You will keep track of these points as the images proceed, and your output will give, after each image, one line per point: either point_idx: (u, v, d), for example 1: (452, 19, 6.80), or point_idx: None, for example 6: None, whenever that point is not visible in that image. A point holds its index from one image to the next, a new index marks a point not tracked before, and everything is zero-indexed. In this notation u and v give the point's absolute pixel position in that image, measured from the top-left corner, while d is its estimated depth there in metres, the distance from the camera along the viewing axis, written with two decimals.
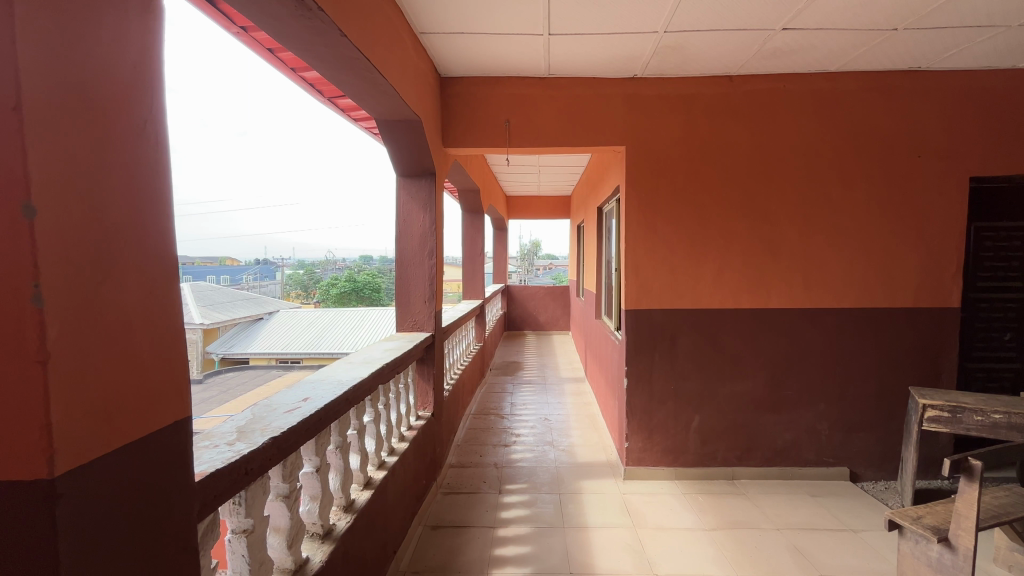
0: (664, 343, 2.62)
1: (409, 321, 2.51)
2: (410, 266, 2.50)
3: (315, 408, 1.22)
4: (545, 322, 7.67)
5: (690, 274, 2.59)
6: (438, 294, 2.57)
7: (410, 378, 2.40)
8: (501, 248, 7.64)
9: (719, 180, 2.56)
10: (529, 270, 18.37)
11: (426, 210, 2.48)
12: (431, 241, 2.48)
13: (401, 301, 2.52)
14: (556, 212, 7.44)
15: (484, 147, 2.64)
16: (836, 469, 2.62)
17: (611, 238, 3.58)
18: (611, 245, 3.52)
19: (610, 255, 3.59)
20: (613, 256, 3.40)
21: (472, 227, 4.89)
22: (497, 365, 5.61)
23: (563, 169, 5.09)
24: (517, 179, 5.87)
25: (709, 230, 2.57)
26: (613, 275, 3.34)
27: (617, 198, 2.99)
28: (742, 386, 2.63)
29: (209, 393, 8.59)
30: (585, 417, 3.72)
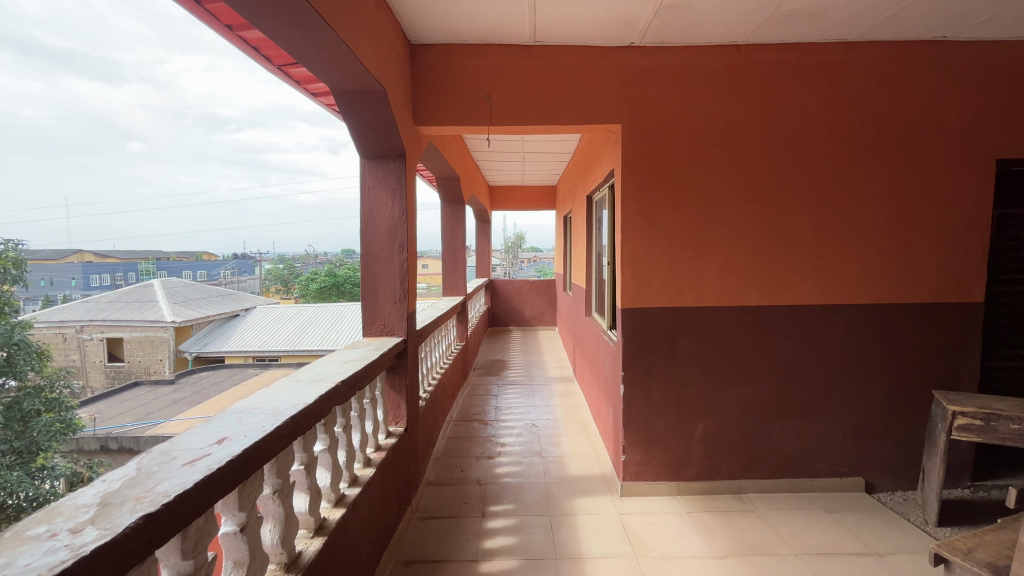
0: (664, 345, 2.36)
1: (378, 326, 2.21)
2: (378, 263, 2.19)
3: (230, 454, 0.91)
4: (531, 317, 7.41)
5: (693, 269, 2.33)
6: (411, 295, 2.26)
7: (379, 390, 2.10)
8: (484, 241, 7.33)
9: (724, 164, 2.30)
10: (513, 263, 18.10)
11: (395, 199, 2.16)
12: (401, 234, 2.17)
13: (368, 301, 2.21)
14: (542, 203, 7.15)
15: (461, 126, 2.33)
16: (850, 480, 2.40)
17: (602, 228, 3.31)
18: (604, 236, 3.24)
19: (602, 248, 3.32)
20: (605, 249, 3.12)
21: (452, 218, 4.56)
22: (480, 364, 5.32)
23: (549, 156, 4.79)
24: (499, 167, 5.55)
25: (713, 220, 2.31)
26: (606, 268, 3.08)
27: (611, 183, 2.70)
28: (749, 391, 2.38)
29: (181, 395, 8.37)
30: (575, 422, 3.47)
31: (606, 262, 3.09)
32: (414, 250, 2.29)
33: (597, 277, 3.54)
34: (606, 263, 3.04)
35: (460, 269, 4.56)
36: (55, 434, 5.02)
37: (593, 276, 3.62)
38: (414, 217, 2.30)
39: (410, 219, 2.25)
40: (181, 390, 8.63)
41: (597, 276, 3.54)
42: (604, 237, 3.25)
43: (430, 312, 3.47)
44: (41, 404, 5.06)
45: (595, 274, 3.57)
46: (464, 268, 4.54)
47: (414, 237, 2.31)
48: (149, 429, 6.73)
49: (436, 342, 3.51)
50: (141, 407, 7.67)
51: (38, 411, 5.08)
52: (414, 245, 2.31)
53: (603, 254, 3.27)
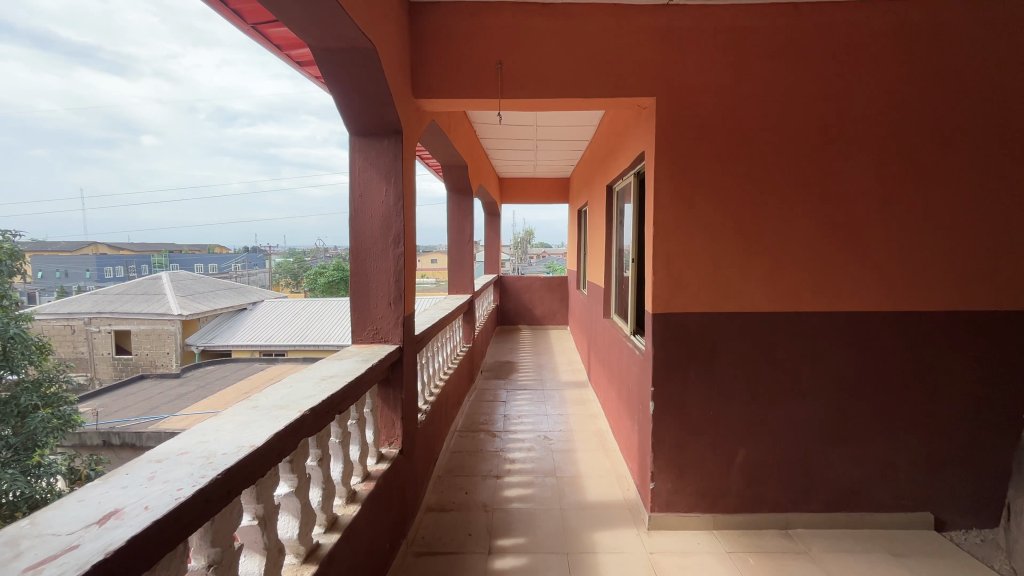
0: (701, 357, 2.03)
1: (369, 332, 1.90)
2: (370, 259, 1.89)
3: (117, 541, 0.62)
4: (541, 315, 7.08)
5: (739, 268, 1.99)
6: (408, 297, 1.95)
7: (369, 407, 1.79)
8: (493, 235, 7.00)
9: (777, 144, 1.96)
10: (522, 259, 17.75)
11: (391, 184, 1.85)
12: (397, 227, 1.86)
13: (357, 303, 1.90)
14: (553, 196, 6.81)
15: (468, 100, 2.01)
16: (917, 515, 2.06)
17: (626, 223, 2.97)
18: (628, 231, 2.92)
19: (625, 245, 2.99)
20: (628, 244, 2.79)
21: (457, 210, 4.19)
22: (488, 366, 5.01)
23: (563, 143, 4.45)
24: (510, 156, 5.23)
25: (762, 210, 1.97)
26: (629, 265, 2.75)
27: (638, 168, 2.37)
28: (800, 411, 2.05)
29: (188, 388, 8.15)
30: (592, 435, 3.15)
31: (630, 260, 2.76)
32: (411, 245, 1.98)
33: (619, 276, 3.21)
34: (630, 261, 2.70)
35: (467, 265, 4.22)
36: (52, 431, 4.78)
37: (615, 274, 3.29)
38: (412, 207, 1.99)
39: (408, 209, 1.94)
40: (187, 382, 8.44)
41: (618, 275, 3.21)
42: (629, 231, 2.91)
43: (433, 312, 3.15)
44: (40, 399, 4.85)
45: (617, 272, 3.25)
46: (472, 263, 4.21)
47: (412, 230, 2.00)
48: (152, 424, 6.53)
49: (439, 345, 3.20)
50: (145, 400, 7.52)
51: (35, 407, 4.86)
52: (413, 240, 2.00)
53: (627, 250, 2.93)
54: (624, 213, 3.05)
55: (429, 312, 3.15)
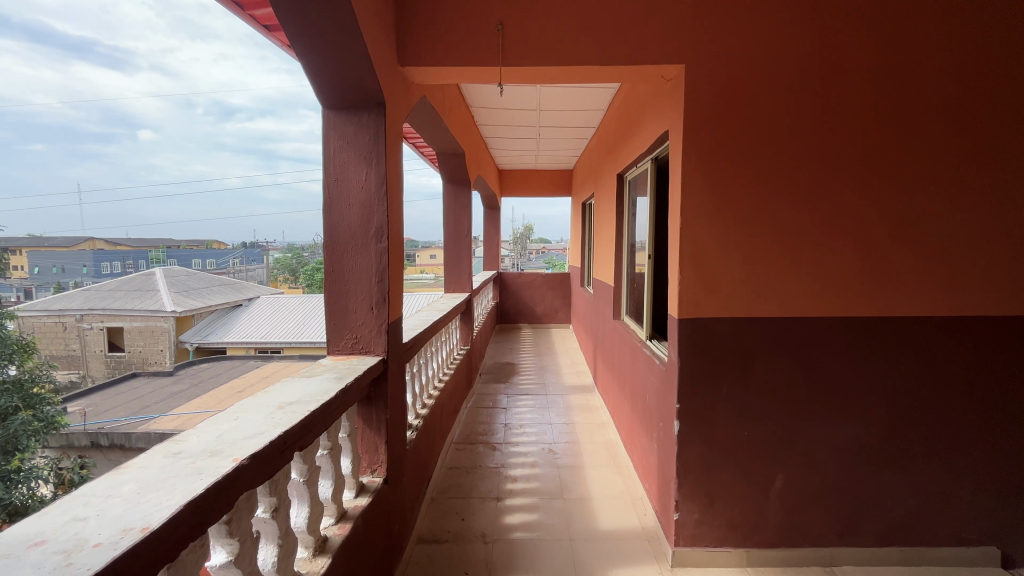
0: (734, 369, 1.75)
1: (348, 342, 1.62)
2: (348, 257, 1.60)
3: None
4: (543, 314, 6.80)
5: (779, 265, 1.71)
6: (392, 300, 1.67)
7: (346, 432, 1.51)
8: (493, 229, 6.72)
9: (825, 120, 1.67)
10: (521, 255, 17.45)
11: (372, 168, 1.56)
12: (379, 218, 1.58)
13: (333, 308, 1.61)
14: (555, 190, 6.52)
15: (463, 70, 1.72)
16: (979, 550, 1.80)
17: (642, 215, 2.69)
18: (644, 223, 2.63)
19: (641, 239, 2.70)
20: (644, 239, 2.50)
21: (454, 202, 3.86)
22: (488, 369, 4.74)
23: (567, 131, 4.16)
24: (511, 146, 4.93)
25: (805, 197, 1.69)
26: (645, 262, 2.46)
27: (661, 150, 2.07)
28: (847, 432, 1.77)
29: (179, 386, 7.85)
30: (600, 448, 2.88)
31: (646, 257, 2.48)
32: (396, 240, 1.69)
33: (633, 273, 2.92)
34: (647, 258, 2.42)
35: (464, 260, 3.90)
36: (33, 434, 4.46)
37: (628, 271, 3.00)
38: (397, 195, 1.70)
39: (392, 198, 1.65)
40: (180, 380, 8.18)
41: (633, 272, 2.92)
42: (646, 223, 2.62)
43: (428, 313, 2.87)
44: (20, 401, 4.60)
45: (630, 269, 2.96)
46: (471, 259, 3.90)
47: (397, 223, 1.71)
48: (142, 424, 6.28)
49: (433, 349, 2.93)
50: (138, 398, 7.27)
51: (15, 409, 4.59)
52: (398, 233, 1.71)
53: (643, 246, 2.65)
54: (640, 204, 2.76)
55: (423, 312, 2.87)
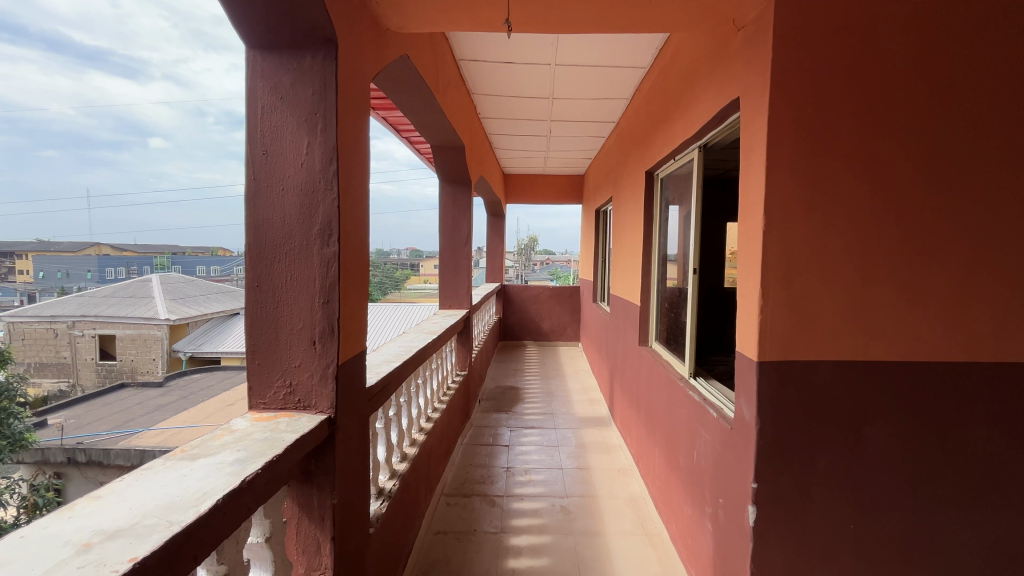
0: (835, 437, 1.22)
1: (278, 393, 1.10)
2: (280, 269, 1.08)
3: None
4: (549, 330, 6.28)
5: (905, 284, 1.19)
6: (347, 332, 1.15)
7: (261, 535, 0.98)
8: (496, 238, 6.23)
9: (966, 82, 1.16)
10: (524, 267, 17.01)
11: (316, 136, 1.06)
12: (327, 212, 1.07)
13: (257, 343, 1.10)
14: (564, 196, 6.03)
15: (453, 7, 1.22)
16: None
17: (682, 219, 2.17)
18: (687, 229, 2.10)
19: (681, 251, 2.18)
20: (686, 248, 1.98)
21: (452, 203, 3.32)
22: (489, 394, 4.21)
23: (582, 127, 3.67)
24: (519, 146, 4.45)
25: (940, 190, 1.17)
26: (688, 279, 1.94)
27: (722, 126, 1.56)
28: (995, 529, 1.23)
29: (169, 398, 7.37)
30: (623, 506, 2.34)
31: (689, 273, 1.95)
32: (354, 244, 1.18)
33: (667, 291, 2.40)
34: (691, 273, 1.90)
35: (463, 271, 3.36)
36: None
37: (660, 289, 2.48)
38: (357, 181, 1.20)
39: (349, 184, 1.15)
40: (169, 392, 7.70)
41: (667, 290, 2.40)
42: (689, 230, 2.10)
43: (415, 336, 2.34)
44: None
45: (663, 287, 2.44)
46: (470, 270, 3.37)
47: (357, 220, 1.20)
48: (123, 440, 5.79)
49: (419, 381, 2.40)
50: (122, 411, 6.79)
51: None
52: (357, 235, 1.20)
53: (684, 259, 2.13)
54: (678, 207, 2.24)
55: (409, 335, 2.34)
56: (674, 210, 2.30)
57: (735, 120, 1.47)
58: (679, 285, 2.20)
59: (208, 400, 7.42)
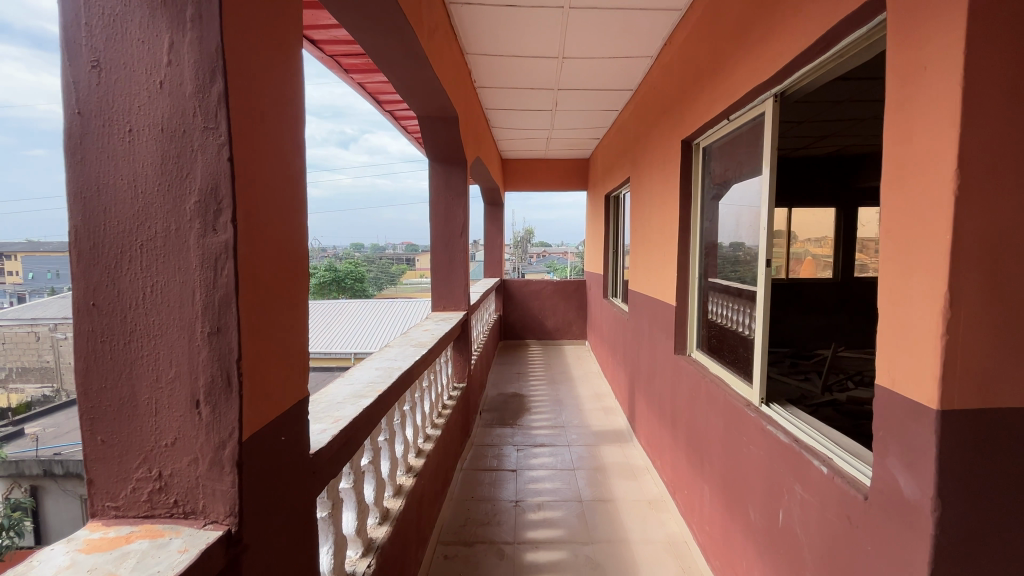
0: None
1: (138, 492, 0.63)
2: (130, 275, 0.61)
3: None
4: (553, 328, 5.81)
5: None
6: (266, 376, 0.68)
7: None
8: (494, 229, 5.76)
9: None
10: (520, 260, 16.56)
11: (182, 28, 0.58)
12: (209, 169, 0.59)
13: (97, 407, 0.62)
14: (569, 183, 5.53)
15: None
16: None
17: (740, 197, 1.70)
18: (749, 209, 1.63)
19: (739, 237, 1.71)
20: (758, 233, 1.50)
21: (445, 185, 2.81)
22: (491, 405, 3.75)
23: (593, 99, 3.18)
24: (520, 126, 3.95)
25: None
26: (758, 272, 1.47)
27: (848, 46, 1.10)
28: None
29: None
30: (664, 557, 1.89)
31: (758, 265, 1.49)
32: (280, 228, 0.71)
33: (715, 288, 1.94)
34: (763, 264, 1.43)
35: (460, 267, 2.85)
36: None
37: (703, 285, 2.01)
38: (283, 124, 0.72)
39: (263, 124, 0.67)
40: None
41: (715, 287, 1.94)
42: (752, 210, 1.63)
43: (401, 350, 1.83)
44: None
45: (708, 282, 1.97)
46: (468, 265, 2.86)
47: (286, 190, 0.73)
48: None
49: (405, 409, 1.85)
50: None
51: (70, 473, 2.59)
52: (286, 211, 0.73)
53: (745, 247, 1.66)
54: (731, 182, 1.77)
55: (392, 349, 1.83)
56: (724, 185, 1.83)
57: (881, 27, 1.01)
58: (735, 281, 1.73)
59: None
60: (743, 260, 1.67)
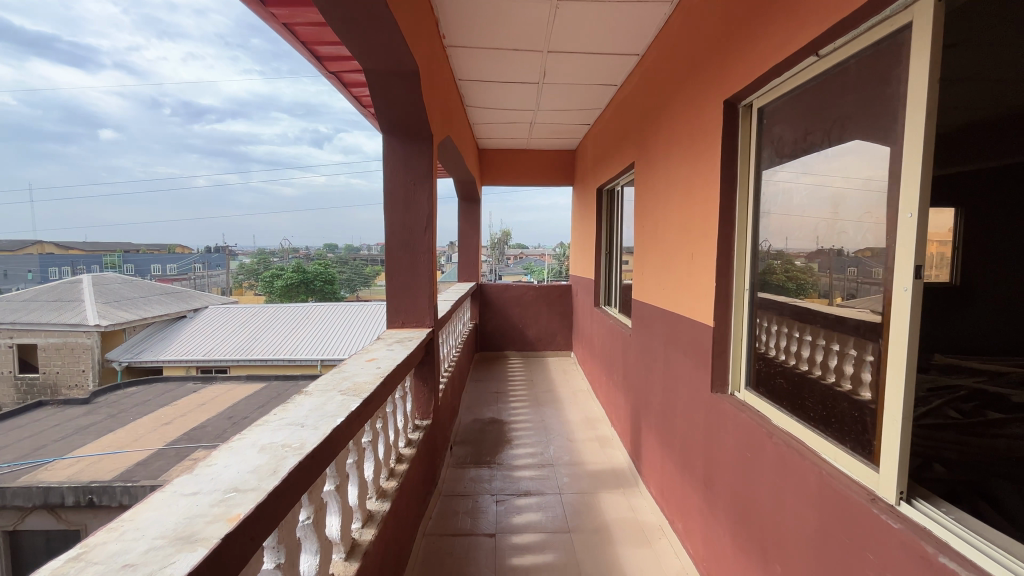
0: None
1: None
2: None
3: None
4: (535, 338, 5.23)
5: None
6: None
7: None
8: (470, 227, 5.17)
9: None
10: (498, 260, 16.00)
11: None
12: None
13: None
14: (553, 177, 4.96)
15: None
16: None
17: (841, 170, 1.13)
18: (862, 188, 1.07)
19: (845, 234, 1.16)
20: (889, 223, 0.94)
21: (403, 165, 2.18)
22: (464, 435, 3.13)
23: (588, 67, 2.61)
24: (499, 106, 3.37)
25: None
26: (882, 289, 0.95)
27: None
28: None
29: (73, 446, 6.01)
30: None
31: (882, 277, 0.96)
32: None
33: (799, 314, 1.34)
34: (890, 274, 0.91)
35: (424, 271, 2.21)
36: None
37: (773, 305, 1.43)
38: None
39: None
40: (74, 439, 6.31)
41: (796, 311, 1.34)
42: (868, 183, 1.04)
43: (321, 399, 1.18)
44: None
45: (786, 303, 1.38)
46: (434, 269, 2.23)
47: None
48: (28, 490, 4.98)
49: (328, 487, 1.17)
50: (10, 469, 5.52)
51: None
52: None
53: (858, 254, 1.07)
54: (820, 147, 1.20)
55: (301, 400, 1.16)
56: (801, 158, 1.26)
57: None
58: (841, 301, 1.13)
59: (116, 452, 6.05)
60: (842, 274, 1.14)
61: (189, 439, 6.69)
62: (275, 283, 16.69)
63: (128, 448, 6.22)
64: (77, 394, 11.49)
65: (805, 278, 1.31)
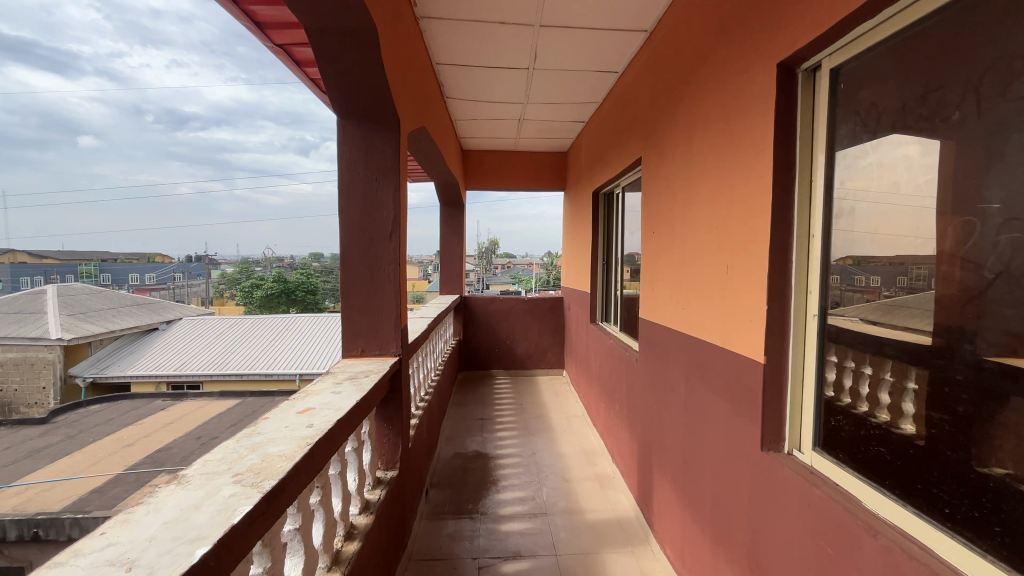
0: None
1: None
2: None
3: None
4: (524, 355, 4.82)
5: None
6: None
7: None
8: (454, 234, 4.76)
9: None
10: (485, 269, 15.61)
11: None
12: None
13: None
14: (543, 181, 4.59)
15: None
16: None
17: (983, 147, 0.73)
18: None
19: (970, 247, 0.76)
20: None
21: (364, 158, 1.78)
22: (443, 475, 2.69)
23: (586, 47, 2.24)
24: (484, 98, 2.98)
25: None
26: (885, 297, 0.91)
27: None
28: None
29: None
30: None
31: (879, 286, 0.93)
32: None
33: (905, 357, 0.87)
34: (911, 289, 0.85)
35: (388, 286, 1.80)
36: None
37: (864, 339, 0.96)
38: None
39: None
40: None
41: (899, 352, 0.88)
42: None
43: (195, 497, 0.75)
44: None
45: (889, 336, 0.90)
46: (401, 284, 1.82)
47: None
48: None
49: None
50: None
51: None
52: None
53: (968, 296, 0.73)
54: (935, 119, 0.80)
55: (152, 508, 0.72)
56: (914, 132, 0.84)
57: None
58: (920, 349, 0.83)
59: (66, 478, 5.48)
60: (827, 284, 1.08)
61: (152, 462, 6.12)
62: (254, 292, 16.07)
63: (80, 474, 5.65)
64: (34, 412, 10.62)
65: (918, 308, 0.83)
